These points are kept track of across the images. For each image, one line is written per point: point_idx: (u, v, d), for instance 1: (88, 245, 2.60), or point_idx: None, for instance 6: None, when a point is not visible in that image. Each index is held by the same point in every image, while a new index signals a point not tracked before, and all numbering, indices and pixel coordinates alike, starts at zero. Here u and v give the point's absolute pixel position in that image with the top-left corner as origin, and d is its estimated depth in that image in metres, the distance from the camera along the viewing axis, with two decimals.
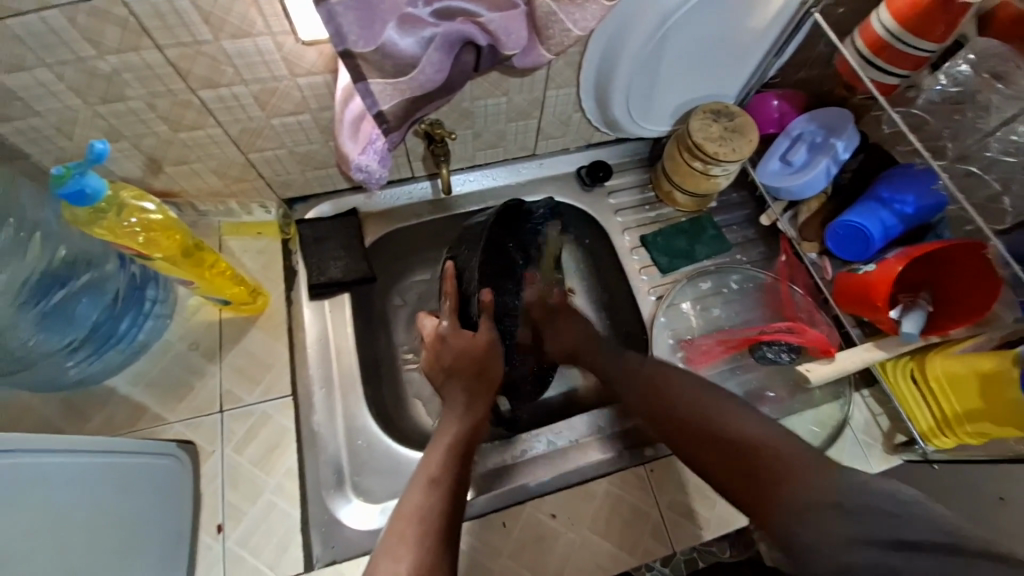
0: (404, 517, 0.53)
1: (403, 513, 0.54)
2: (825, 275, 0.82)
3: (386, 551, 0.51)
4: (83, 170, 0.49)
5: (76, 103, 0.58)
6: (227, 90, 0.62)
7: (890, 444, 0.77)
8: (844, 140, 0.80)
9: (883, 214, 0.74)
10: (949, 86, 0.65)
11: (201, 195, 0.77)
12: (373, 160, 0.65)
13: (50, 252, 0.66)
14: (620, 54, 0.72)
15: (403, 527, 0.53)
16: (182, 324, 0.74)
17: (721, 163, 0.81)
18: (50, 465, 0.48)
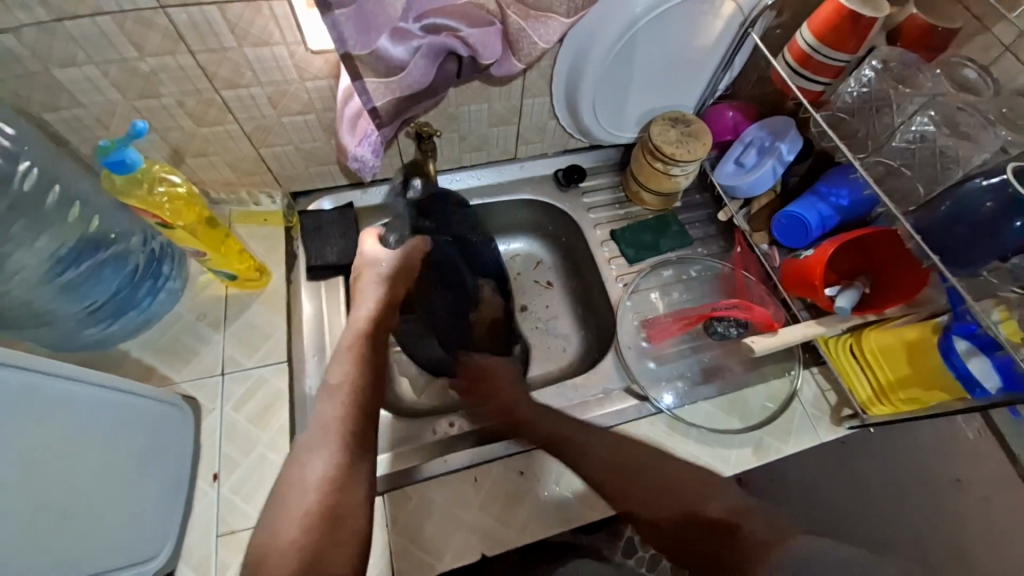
0: (324, 428, 0.65)
1: (322, 425, 0.65)
2: (774, 263, 0.90)
3: (305, 451, 0.63)
4: (125, 144, 0.59)
5: (116, 97, 0.69)
6: (246, 90, 0.73)
7: (836, 416, 0.84)
8: (787, 143, 0.90)
9: (820, 206, 0.84)
10: (859, 87, 0.76)
11: (216, 184, 0.87)
12: (368, 152, 0.75)
13: (85, 222, 0.74)
14: (586, 66, 0.83)
15: (327, 431, 0.64)
16: (192, 297, 0.82)
17: (679, 163, 0.91)
18: (77, 393, 0.55)
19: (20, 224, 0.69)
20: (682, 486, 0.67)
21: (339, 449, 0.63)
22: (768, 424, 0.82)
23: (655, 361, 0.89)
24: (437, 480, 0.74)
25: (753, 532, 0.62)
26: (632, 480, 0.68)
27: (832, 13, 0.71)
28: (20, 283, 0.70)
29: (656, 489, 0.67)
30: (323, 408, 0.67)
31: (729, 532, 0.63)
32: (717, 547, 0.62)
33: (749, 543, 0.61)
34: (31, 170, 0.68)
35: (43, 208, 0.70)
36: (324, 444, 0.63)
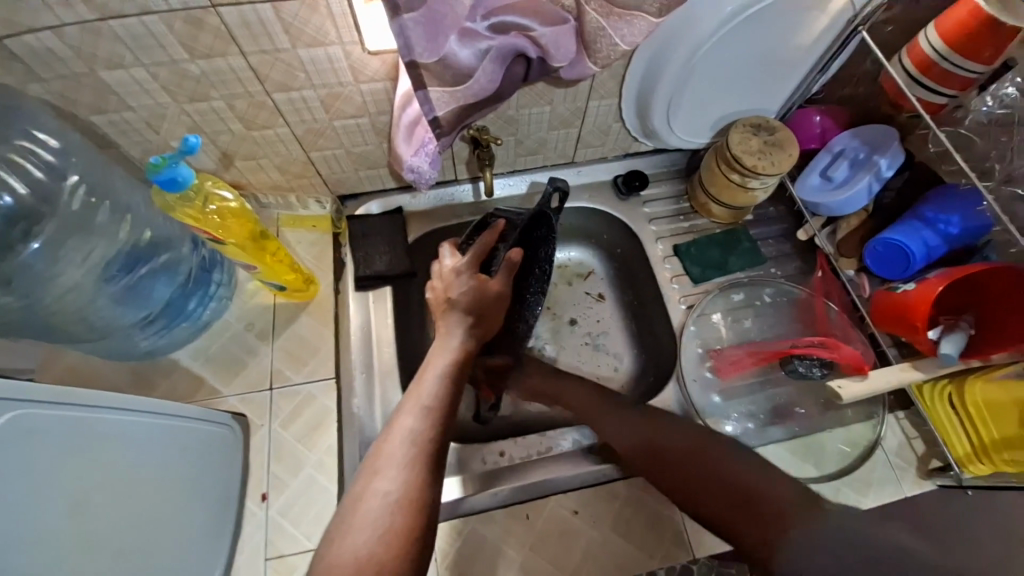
0: (393, 440, 0.54)
1: (392, 436, 0.55)
2: (862, 292, 0.82)
3: (371, 470, 0.52)
4: (176, 160, 0.55)
5: (166, 100, 0.65)
6: (298, 93, 0.68)
7: (924, 469, 0.75)
8: (887, 157, 0.80)
9: (925, 233, 0.74)
10: (997, 107, 0.66)
11: (264, 188, 0.84)
12: (425, 162, 0.70)
13: (138, 233, 0.73)
14: (667, 62, 0.74)
15: (397, 450, 0.53)
16: (239, 306, 0.80)
17: (760, 176, 0.82)
18: (124, 422, 0.54)
19: (69, 244, 0.68)
20: (665, 440, 0.68)
21: (409, 469, 0.52)
22: (845, 474, 0.75)
23: (722, 396, 0.83)
24: (487, 514, 0.71)
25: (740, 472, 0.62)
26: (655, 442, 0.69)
27: (966, 16, 0.61)
28: (75, 299, 0.69)
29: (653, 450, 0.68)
30: (405, 420, 0.56)
31: (702, 463, 0.64)
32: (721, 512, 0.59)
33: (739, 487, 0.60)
34: (77, 187, 0.68)
35: (96, 223, 0.70)
36: (392, 462, 0.52)
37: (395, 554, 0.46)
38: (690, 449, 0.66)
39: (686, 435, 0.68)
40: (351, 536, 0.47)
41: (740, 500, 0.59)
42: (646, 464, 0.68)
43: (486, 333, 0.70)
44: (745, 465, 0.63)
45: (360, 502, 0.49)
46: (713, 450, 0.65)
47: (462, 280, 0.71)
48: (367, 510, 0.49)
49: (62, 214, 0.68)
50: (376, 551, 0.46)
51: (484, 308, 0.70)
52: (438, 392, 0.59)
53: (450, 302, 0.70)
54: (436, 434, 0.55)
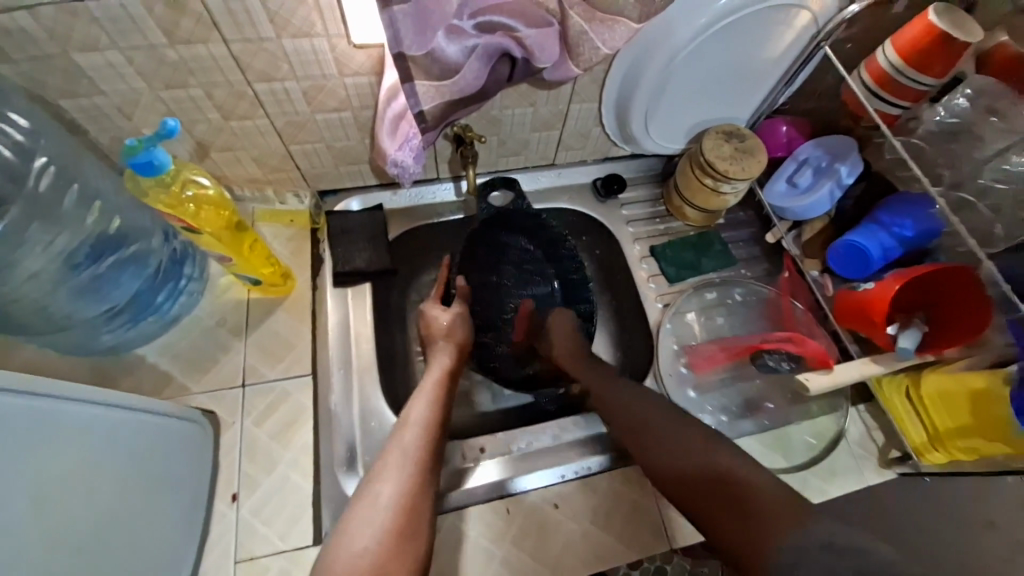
0: (393, 451, 0.62)
1: (394, 448, 0.62)
2: (826, 291, 0.86)
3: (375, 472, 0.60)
4: (153, 143, 0.53)
5: (140, 86, 0.63)
6: (281, 84, 0.67)
7: (884, 458, 0.80)
8: (847, 165, 0.85)
9: (881, 236, 0.79)
10: (948, 117, 0.72)
11: (240, 180, 0.82)
12: (409, 156, 0.70)
13: (106, 222, 0.70)
14: (645, 68, 0.77)
15: (399, 452, 0.62)
16: (211, 301, 0.77)
17: (732, 180, 0.85)
18: (90, 416, 0.51)
19: (34, 228, 0.65)
20: (693, 446, 0.64)
21: (411, 468, 0.61)
22: (814, 463, 0.79)
23: (696, 391, 0.85)
24: (465, 511, 0.70)
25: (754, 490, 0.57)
26: (642, 438, 0.67)
27: (921, 33, 0.66)
28: (32, 289, 0.66)
29: (643, 419, 0.69)
30: (403, 436, 0.63)
31: (743, 492, 0.57)
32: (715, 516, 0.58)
33: (746, 500, 0.56)
34: (46, 168, 0.64)
35: (62, 209, 0.66)
36: (395, 463, 0.60)
37: (396, 525, 0.56)
38: (721, 476, 0.60)
39: (722, 459, 0.61)
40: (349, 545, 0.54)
41: (716, 486, 0.59)
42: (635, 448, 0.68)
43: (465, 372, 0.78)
44: (776, 502, 0.56)
45: (365, 502, 0.58)
46: (765, 494, 0.57)
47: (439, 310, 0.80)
48: (369, 512, 0.56)
49: (26, 195, 0.64)
50: (374, 548, 0.53)
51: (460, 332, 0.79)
52: (428, 413, 0.66)
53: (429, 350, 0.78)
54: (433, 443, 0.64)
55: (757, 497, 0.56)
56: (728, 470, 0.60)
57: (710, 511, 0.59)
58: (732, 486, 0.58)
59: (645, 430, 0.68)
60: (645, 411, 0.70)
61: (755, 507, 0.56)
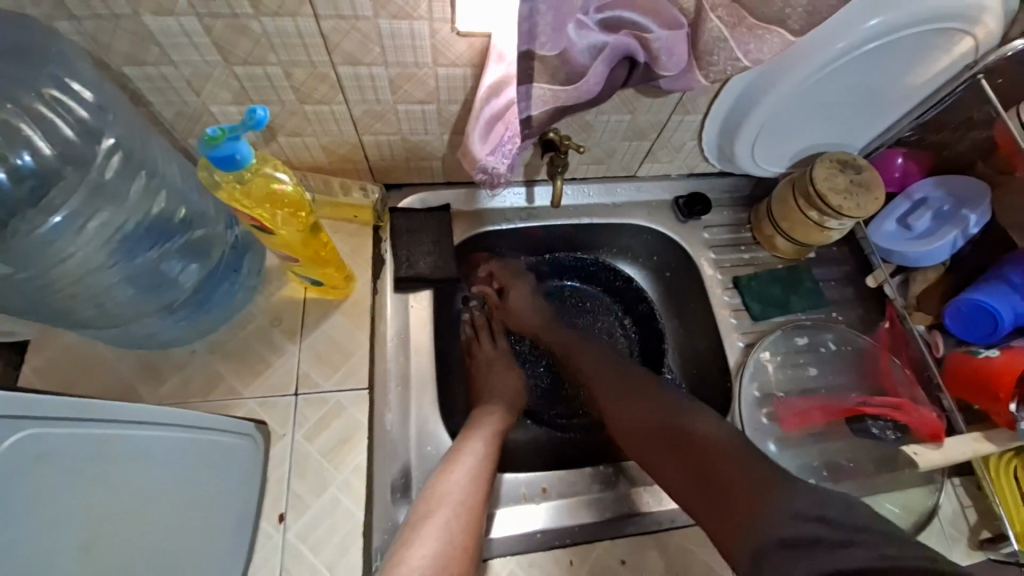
0: (459, 461, 0.64)
1: (458, 458, 0.65)
2: (936, 352, 0.79)
3: (440, 477, 0.63)
4: (237, 133, 0.47)
5: (214, 59, 0.56)
6: (367, 69, 0.60)
7: (974, 540, 0.71)
8: (977, 214, 0.76)
9: (1015, 300, 0.70)
10: None
11: (305, 168, 0.75)
12: (501, 162, 0.62)
13: (172, 209, 0.63)
14: (767, 91, 0.69)
15: (462, 459, 0.65)
16: (267, 297, 0.72)
17: (843, 217, 0.76)
18: (144, 439, 0.47)
19: (99, 218, 0.57)
20: (681, 424, 0.67)
21: (475, 476, 0.64)
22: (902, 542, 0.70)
23: (777, 444, 0.77)
24: (523, 556, 0.65)
25: (748, 470, 0.58)
26: (648, 407, 0.70)
27: None
28: (90, 282, 0.59)
29: (637, 422, 0.70)
30: (466, 447, 0.67)
31: (727, 469, 0.59)
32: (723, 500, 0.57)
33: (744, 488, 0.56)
34: (113, 153, 0.57)
35: (127, 198, 0.59)
36: (462, 470, 0.63)
37: (466, 532, 0.58)
38: (697, 447, 0.63)
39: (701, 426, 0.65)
40: (420, 551, 0.55)
41: (700, 462, 0.62)
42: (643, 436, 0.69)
43: (517, 398, 0.78)
44: (743, 463, 0.59)
45: (438, 499, 0.60)
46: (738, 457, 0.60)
47: (485, 337, 0.85)
48: (442, 511, 0.59)
49: (89, 181, 0.56)
50: (437, 553, 0.55)
51: (500, 362, 0.82)
52: (492, 431, 0.70)
53: (480, 353, 0.84)
54: (496, 446, 0.69)
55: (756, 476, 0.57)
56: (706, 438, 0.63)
57: (694, 490, 0.61)
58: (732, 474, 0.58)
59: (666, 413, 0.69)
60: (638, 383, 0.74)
61: (723, 470, 0.59)
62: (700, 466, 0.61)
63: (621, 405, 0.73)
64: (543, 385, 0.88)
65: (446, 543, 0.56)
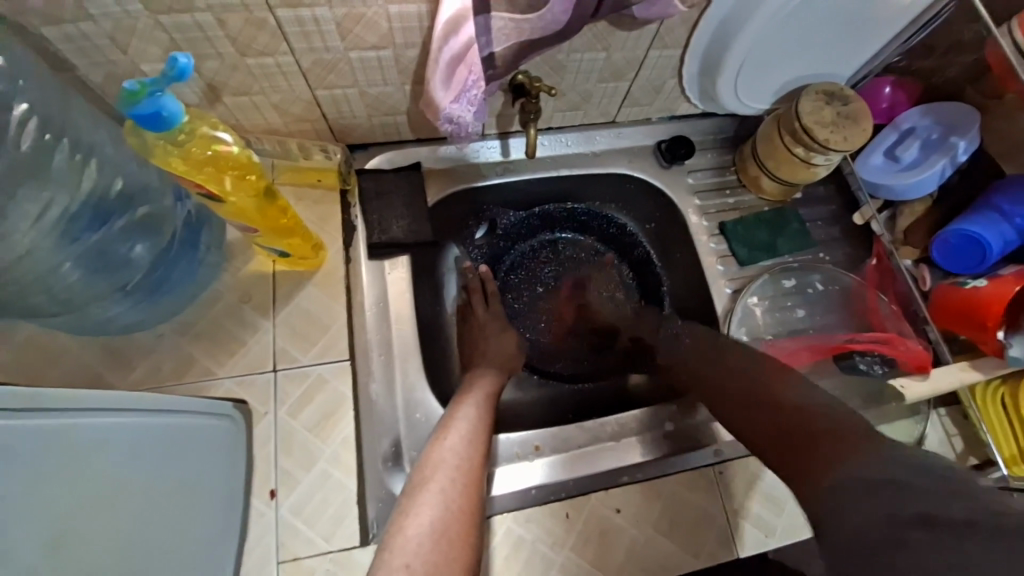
0: (451, 426, 0.63)
1: (452, 422, 0.64)
2: (922, 285, 0.78)
3: (434, 444, 0.61)
4: (162, 88, 0.42)
5: (136, 8, 0.50)
6: (309, 11, 0.54)
7: (961, 466, 0.73)
8: (966, 140, 0.73)
9: (1004, 226, 0.69)
10: None
11: (258, 131, 0.70)
12: (466, 110, 0.57)
13: (107, 181, 0.60)
14: (753, 12, 0.64)
15: (452, 424, 0.64)
16: (233, 273, 0.68)
17: (829, 151, 0.73)
18: (108, 426, 0.43)
19: (23, 196, 0.54)
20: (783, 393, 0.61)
21: (469, 440, 0.62)
22: None
23: None
24: (518, 514, 0.65)
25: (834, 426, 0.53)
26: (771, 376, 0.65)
27: None
28: (31, 268, 0.56)
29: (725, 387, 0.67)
30: (456, 411, 0.66)
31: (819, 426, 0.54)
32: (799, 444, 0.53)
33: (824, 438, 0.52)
34: (28, 119, 0.52)
35: (53, 171, 0.55)
36: (457, 433, 0.62)
37: (465, 495, 0.57)
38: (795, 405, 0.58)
39: (816, 404, 0.57)
40: (418, 516, 0.53)
41: (789, 425, 0.56)
42: (741, 418, 0.62)
43: (511, 361, 0.76)
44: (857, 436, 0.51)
45: (433, 466, 0.59)
46: (850, 433, 0.52)
47: (478, 297, 0.80)
48: (438, 478, 0.57)
49: (7, 155, 0.52)
50: (439, 517, 0.53)
51: (489, 326, 0.78)
52: (482, 402, 0.67)
53: (474, 318, 0.80)
54: (490, 409, 0.68)
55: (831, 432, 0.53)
56: (830, 423, 0.54)
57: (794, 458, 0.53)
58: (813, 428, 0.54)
59: (757, 396, 0.62)
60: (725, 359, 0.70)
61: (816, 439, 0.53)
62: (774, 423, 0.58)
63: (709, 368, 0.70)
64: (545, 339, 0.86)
65: (448, 507, 0.55)
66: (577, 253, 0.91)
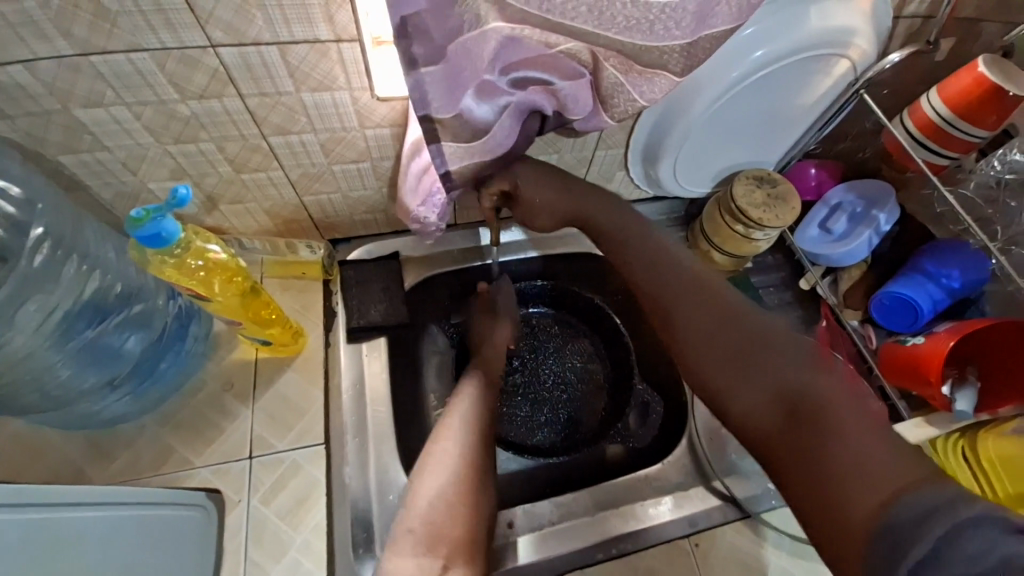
0: (454, 416, 0.69)
1: (454, 412, 0.70)
2: (870, 343, 0.83)
3: (437, 434, 0.68)
4: (162, 213, 0.50)
5: (147, 141, 0.59)
6: (297, 137, 0.63)
7: None
8: (886, 212, 0.83)
9: (929, 288, 0.76)
10: (1006, 172, 0.73)
11: (249, 232, 0.78)
12: (432, 212, 0.68)
13: (107, 286, 0.65)
14: (676, 121, 0.74)
15: (458, 418, 0.69)
16: (217, 362, 0.73)
17: (765, 228, 0.81)
18: (79, 521, 0.46)
19: (35, 302, 0.58)
20: (790, 371, 0.51)
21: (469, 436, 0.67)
22: None
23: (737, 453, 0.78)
24: None
25: (837, 408, 0.46)
26: (768, 349, 0.54)
27: (971, 84, 0.67)
28: (27, 368, 0.59)
29: (715, 332, 0.57)
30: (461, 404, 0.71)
31: (813, 410, 0.47)
32: (791, 427, 0.47)
33: (839, 427, 0.44)
34: (42, 241, 0.58)
35: (60, 282, 0.60)
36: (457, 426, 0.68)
37: (462, 493, 0.63)
38: (797, 388, 0.49)
39: (802, 377, 0.50)
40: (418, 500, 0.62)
41: (787, 405, 0.49)
42: (739, 385, 0.53)
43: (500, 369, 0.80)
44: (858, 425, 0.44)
45: (431, 460, 0.65)
46: (855, 416, 0.45)
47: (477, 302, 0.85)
48: (434, 472, 0.64)
49: (17, 272, 0.57)
50: (437, 502, 0.62)
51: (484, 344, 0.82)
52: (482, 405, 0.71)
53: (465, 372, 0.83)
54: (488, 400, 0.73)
55: (833, 417, 0.45)
56: (818, 395, 0.48)
57: (787, 440, 0.47)
58: (811, 406, 0.47)
59: (752, 349, 0.55)
60: (722, 315, 0.58)
61: (816, 419, 0.46)
62: (769, 405, 0.50)
63: (698, 332, 0.59)
64: (524, 415, 0.86)
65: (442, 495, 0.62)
66: (550, 327, 0.94)
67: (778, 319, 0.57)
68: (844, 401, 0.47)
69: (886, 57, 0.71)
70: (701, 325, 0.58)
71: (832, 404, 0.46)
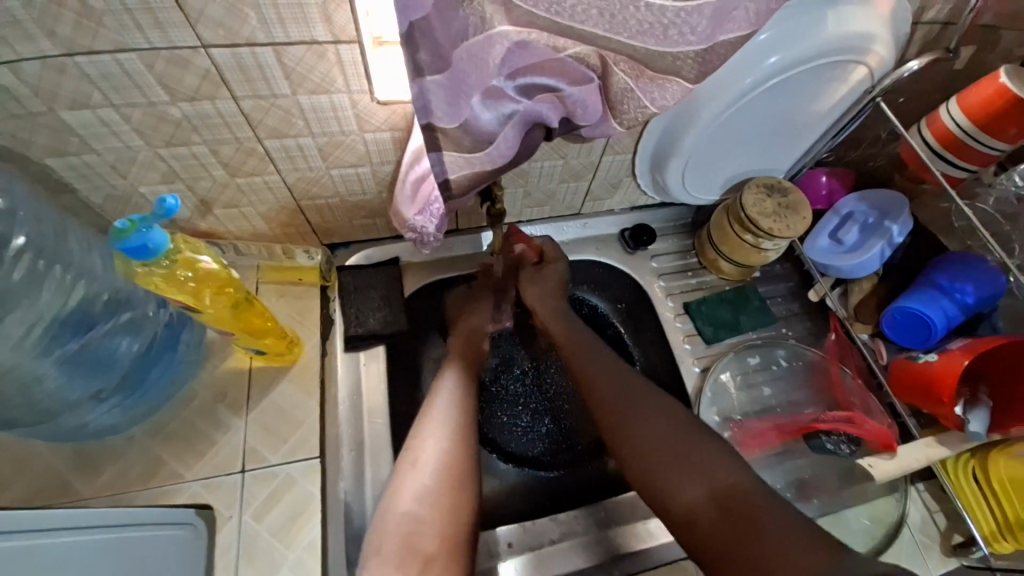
0: (432, 416, 0.67)
1: (433, 412, 0.67)
2: (880, 359, 0.81)
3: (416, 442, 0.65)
4: (150, 224, 0.48)
5: (137, 144, 0.57)
6: (294, 141, 0.61)
7: (947, 545, 0.73)
8: (899, 224, 0.81)
9: (942, 303, 0.74)
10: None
11: (244, 237, 0.75)
12: (430, 221, 0.64)
13: (93, 294, 0.63)
14: (685, 129, 0.72)
15: (435, 419, 0.67)
16: (210, 371, 0.71)
17: (775, 238, 0.79)
18: (55, 547, 0.45)
19: (15, 316, 0.57)
20: (724, 483, 0.59)
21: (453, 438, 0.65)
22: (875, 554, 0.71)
23: None
24: None
25: (769, 515, 0.55)
26: (665, 446, 0.63)
27: (992, 95, 0.65)
28: (14, 379, 0.58)
29: (647, 442, 0.64)
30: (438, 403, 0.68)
31: (747, 508, 0.56)
32: (721, 550, 0.55)
33: (748, 529, 0.55)
34: (24, 250, 0.57)
35: (40, 297, 0.59)
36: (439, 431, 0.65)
37: (443, 503, 0.60)
38: (716, 490, 0.59)
39: (731, 476, 0.59)
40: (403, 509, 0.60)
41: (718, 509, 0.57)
42: (658, 489, 0.61)
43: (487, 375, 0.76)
44: (798, 524, 0.54)
45: (412, 467, 0.63)
46: (786, 523, 0.54)
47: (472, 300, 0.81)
48: (416, 485, 0.61)
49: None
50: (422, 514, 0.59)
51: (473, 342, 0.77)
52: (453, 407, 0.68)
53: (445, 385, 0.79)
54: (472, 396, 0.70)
55: (786, 539, 0.53)
56: (750, 491, 0.58)
57: (711, 534, 0.56)
58: (740, 506, 0.57)
59: (687, 462, 0.61)
60: (649, 421, 0.66)
61: (754, 525, 0.55)
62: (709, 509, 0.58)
63: (639, 442, 0.65)
64: (524, 426, 0.83)
65: (422, 504, 0.60)
66: None
67: (658, 405, 0.67)
68: (781, 507, 0.56)
69: (906, 64, 0.68)
70: (628, 435, 0.66)
71: (761, 497, 0.57)
